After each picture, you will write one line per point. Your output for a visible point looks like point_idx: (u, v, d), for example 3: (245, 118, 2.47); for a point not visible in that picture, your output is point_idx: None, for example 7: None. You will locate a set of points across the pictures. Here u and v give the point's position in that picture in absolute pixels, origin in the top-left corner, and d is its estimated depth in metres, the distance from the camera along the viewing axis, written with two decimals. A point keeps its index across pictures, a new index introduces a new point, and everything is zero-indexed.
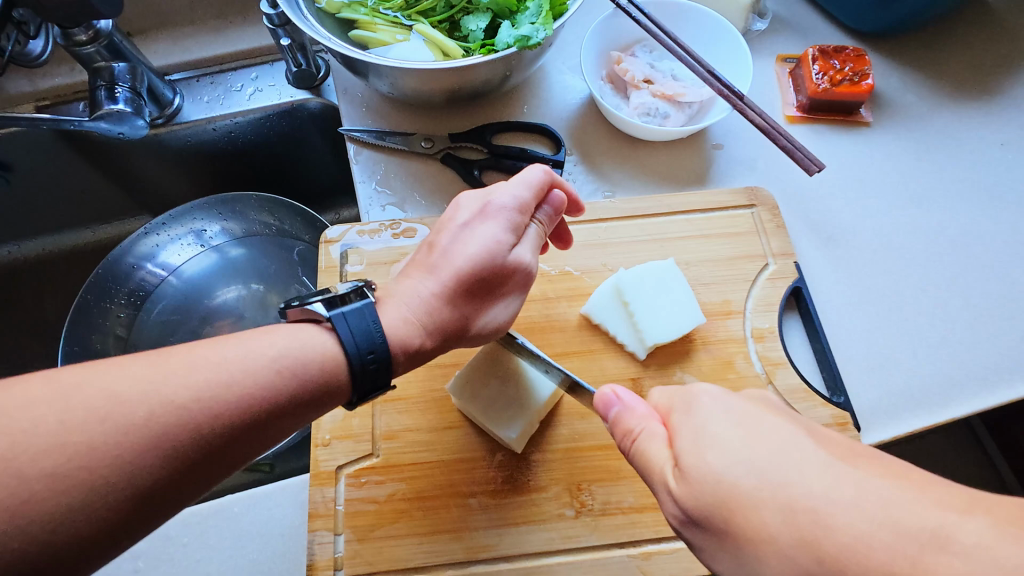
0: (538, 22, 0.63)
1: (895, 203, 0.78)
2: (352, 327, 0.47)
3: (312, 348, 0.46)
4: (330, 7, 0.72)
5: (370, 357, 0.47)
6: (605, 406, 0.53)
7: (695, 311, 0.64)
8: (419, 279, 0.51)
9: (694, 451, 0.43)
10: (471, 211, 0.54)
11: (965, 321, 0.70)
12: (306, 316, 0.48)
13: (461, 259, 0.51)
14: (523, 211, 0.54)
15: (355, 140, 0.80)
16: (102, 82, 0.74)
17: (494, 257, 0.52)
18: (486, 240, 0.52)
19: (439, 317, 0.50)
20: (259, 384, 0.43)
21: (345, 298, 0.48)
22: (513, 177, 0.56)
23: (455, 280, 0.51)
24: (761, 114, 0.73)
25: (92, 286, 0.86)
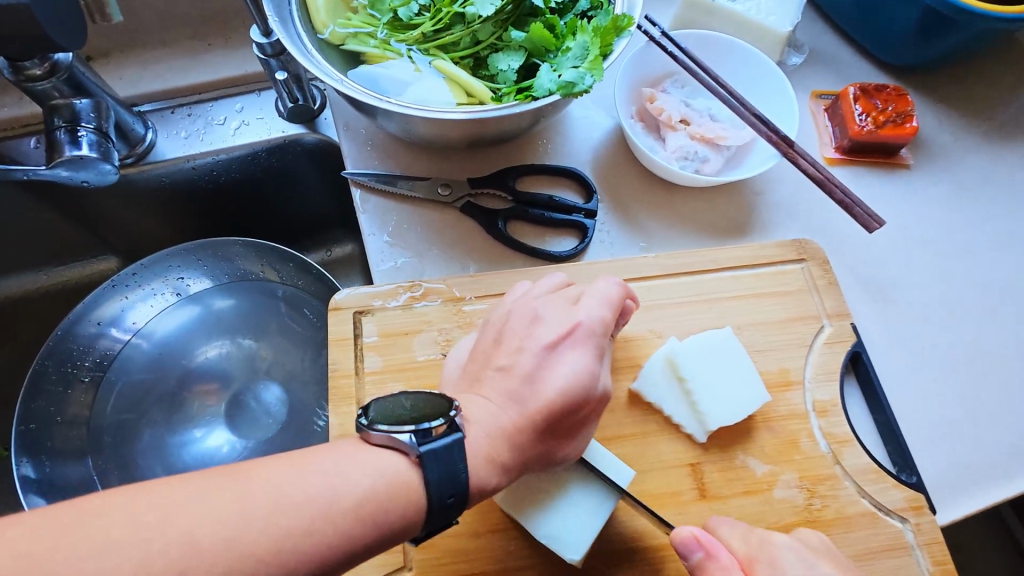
0: (583, 66, 0.56)
1: (940, 253, 0.73)
2: (440, 470, 0.40)
3: (371, 475, 0.39)
4: (335, 38, 0.64)
5: (451, 499, 0.40)
6: (684, 550, 0.42)
7: (757, 387, 0.58)
8: (501, 408, 0.45)
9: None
10: (556, 331, 0.48)
11: (1022, 382, 0.66)
12: (390, 444, 0.41)
13: (552, 390, 0.46)
14: (606, 332, 0.50)
15: (361, 185, 0.71)
16: (61, 122, 0.63)
17: (586, 389, 0.47)
18: (578, 369, 0.47)
19: (521, 452, 0.45)
20: (312, 525, 0.36)
21: (434, 429, 0.40)
22: (589, 294, 0.51)
23: (544, 413, 0.45)
24: (812, 162, 0.67)
25: (51, 352, 0.74)
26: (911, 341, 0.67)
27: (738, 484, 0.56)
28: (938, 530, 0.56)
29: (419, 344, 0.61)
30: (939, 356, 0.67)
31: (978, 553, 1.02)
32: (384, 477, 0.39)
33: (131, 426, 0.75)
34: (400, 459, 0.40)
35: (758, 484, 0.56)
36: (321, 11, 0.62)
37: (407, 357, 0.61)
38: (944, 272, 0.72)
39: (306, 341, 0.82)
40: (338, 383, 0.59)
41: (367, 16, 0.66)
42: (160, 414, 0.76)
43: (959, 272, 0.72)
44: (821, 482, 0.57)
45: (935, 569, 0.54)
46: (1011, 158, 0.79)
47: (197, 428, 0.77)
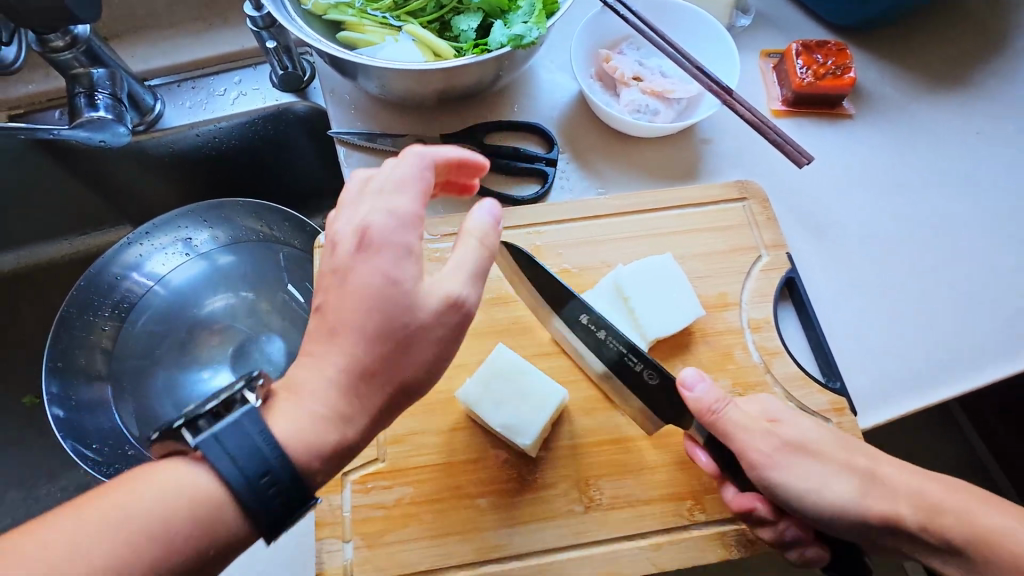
0: (531, 21, 0.63)
1: (876, 193, 0.79)
2: (231, 450, 0.39)
3: (188, 494, 0.39)
4: (317, 8, 0.72)
5: (267, 482, 0.39)
6: (686, 387, 0.54)
7: (694, 304, 0.65)
8: (315, 359, 0.43)
9: (782, 454, 0.53)
10: (350, 246, 0.44)
11: (948, 305, 0.72)
12: (178, 450, 0.41)
13: (360, 312, 0.42)
14: (405, 222, 0.44)
15: (345, 142, 0.79)
16: (81, 89, 0.72)
17: (400, 294, 0.43)
18: (383, 271, 0.43)
19: (354, 399, 0.42)
20: (147, 530, 0.37)
21: (218, 411, 0.40)
22: (344, 199, 0.47)
23: (363, 340, 0.42)
24: (749, 108, 0.73)
25: (73, 299, 0.81)
26: (846, 271, 0.74)
27: None
28: (857, 429, 0.62)
29: None
30: (871, 283, 0.73)
31: (937, 462, 1.08)
32: (184, 494, 0.39)
33: (146, 366, 0.84)
34: (195, 464, 0.40)
35: None
36: None
37: None
38: (880, 209, 0.78)
39: (302, 295, 0.91)
40: None
41: None
42: (171, 356, 0.86)
43: (894, 208, 0.78)
44: (753, 388, 0.63)
45: None
46: (949, 107, 0.85)
47: (205, 368, 0.86)
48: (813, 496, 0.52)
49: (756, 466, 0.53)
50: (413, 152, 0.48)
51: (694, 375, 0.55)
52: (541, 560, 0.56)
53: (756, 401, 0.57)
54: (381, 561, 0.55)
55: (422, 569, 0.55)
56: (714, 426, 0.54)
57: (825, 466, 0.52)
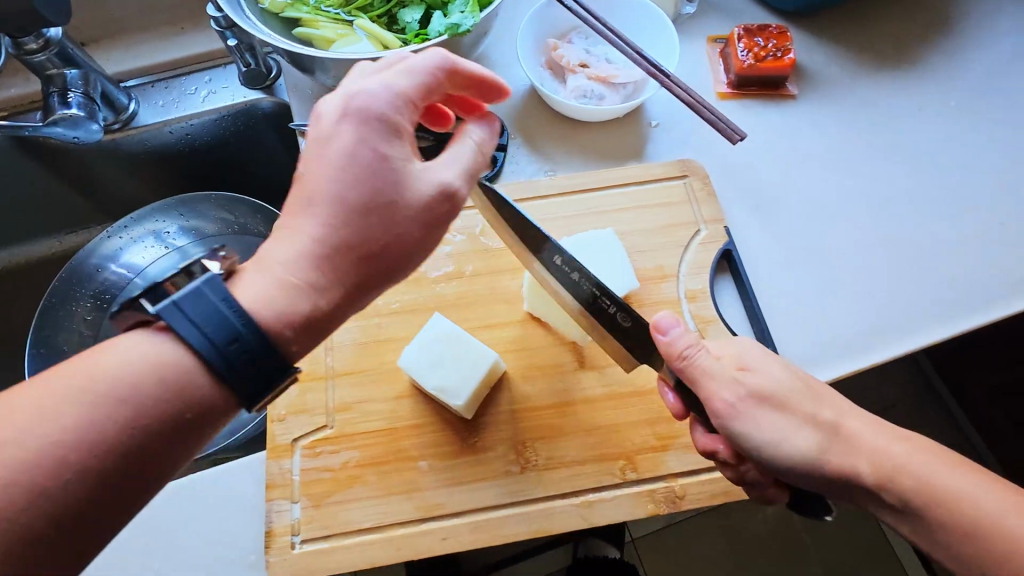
0: (466, 10, 0.68)
1: (817, 169, 0.82)
2: (190, 315, 0.40)
3: (153, 362, 0.40)
4: (274, 7, 0.75)
5: (232, 345, 0.40)
6: (661, 329, 0.54)
7: (629, 273, 0.68)
8: (287, 235, 0.44)
9: (749, 404, 0.52)
10: (325, 116, 0.46)
11: (884, 276, 0.75)
12: (138, 321, 0.42)
13: (330, 177, 0.44)
14: (393, 103, 0.45)
15: (308, 135, 0.82)
16: (55, 89, 0.77)
17: (363, 162, 0.44)
18: (349, 146, 0.44)
19: (328, 271, 0.44)
20: (116, 400, 0.39)
21: (169, 285, 0.41)
22: (391, 67, 0.48)
23: (334, 231, 0.44)
24: (685, 90, 0.76)
25: (55, 290, 0.87)
26: (785, 245, 0.77)
27: None
28: None
29: None
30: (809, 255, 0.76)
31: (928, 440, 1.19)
32: (149, 361, 0.40)
33: None
34: (151, 329, 0.41)
35: None
36: None
37: None
38: (820, 185, 0.81)
39: None
40: None
41: None
42: None
43: (836, 184, 0.81)
44: None
45: None
46: (892, 85, 0.87)
47: None
48: (771, 448, 0.52)
49: (720, 414, 0.53)
50: (430, 52, 0.47)
51: (670, 320, 0.55)
52: (479, 517, 0.59)
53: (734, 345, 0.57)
54: (326, 520, 0.59)
55: (366, 526, 0.59)
56: (684, 371, 0.54)
57: (788, 419, 0.52)
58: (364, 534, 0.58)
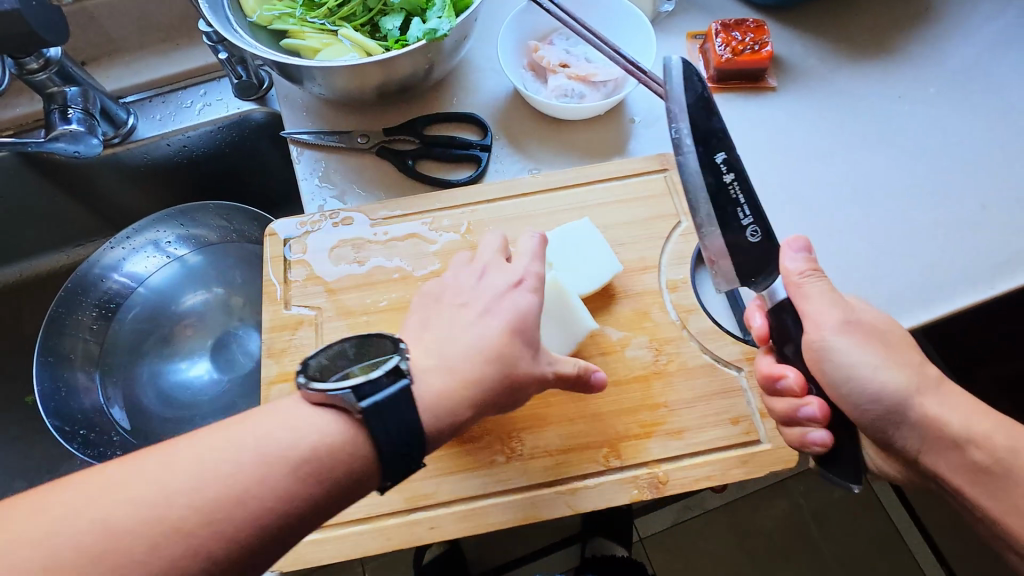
0: (444, 16, 0.72)
1: (797, 160, 0.83)
2: (386, 422, 0.43)
3: (319, 452, 0.43)
4: (262, 20, 0.79)
5: (401, 448, 0.44)
6: (796, 247, 0.58)
7: (611, 259, 0.69)
8: (457, 333, 0.53)
9: (852, 329, 0.55)
10: (508, 276, 0.59)
11: (863, 261, 0.77)
12: (329, 402, 0.44)
13: (503, 318, 0.54)
14: (536, 276, 0.60)
15: (299, 142, 0.85)
16: (55, 106, 0.80)
17: (529, 313, 0.55)
18: (511, 301, 0.56)
19: (484, 382, 0.51)
20: (232, 497, 0.39)
21: (382, 380, 0.44)
22: (520, 248, 0.63)
23: (493, 349, 0.52)
24: (663, 85, 0.78)
25: (62, 300, 0.88)
26: None
27: (597, 346, 0.67)
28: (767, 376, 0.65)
29: (336, 257, 0.74)
30: None
31: None
32: (306, 441, 0.43)
33: (131, 359, 0.92)
34: (343, 416, 0.44)
35: (613, 345, 0.67)
36: None
37: (326, 266, 0.74)
38: (799, 175, 0.82)
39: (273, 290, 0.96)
40: (270, 290, 0.73)
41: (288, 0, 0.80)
42: (154, 348, 0.93)
43: (816, 173, 0.83)
44: (667, 342, 0.67)
45: (761, 405, 0.64)
46: (870, 75, 0.88)
47: (184, 359, 0.93)
48: (858, 375, 0.54)
49: (823, 330, 0.55)
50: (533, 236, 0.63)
51: (800, 245, 0.58)
52: (465, 507, 0.60)
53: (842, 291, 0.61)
54: None
55: (356, 517, 0.60)
56: (796, 292, 0.58)
57: (896, 369, 0.54)
58: (354, 525, 0.60)
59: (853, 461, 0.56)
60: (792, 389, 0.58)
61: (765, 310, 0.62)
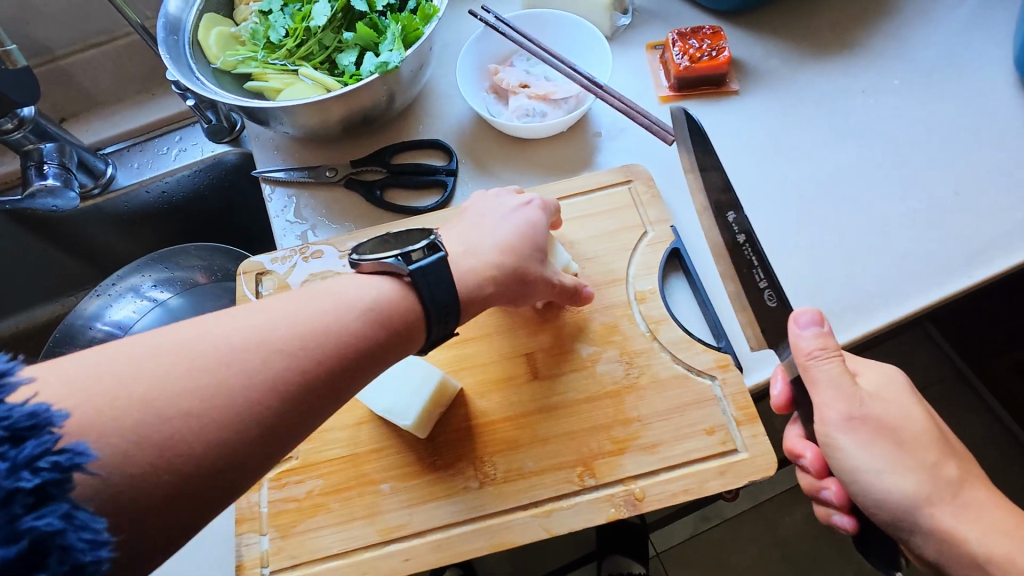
0: (394, 48, 0.75)
1: (764, 160, 0.83)
2: (429, 284, 0.50)
3: (382, 300, 0.49)
4: (225, 65, 0.80)
5: (443, 309, 0.51)
6: (807, 322, 0.57)
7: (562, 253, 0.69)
8: (481, 236, 0.59)
9: (866, 424, 0.53)
10: (516, 201, 0.63)
11: (841, 257, 0.76)
12: (381, 270, 0.50)
13: (514, 231, 0.59)
14: (546, 210, 0.64)
15: (270, 180, 0.86)
16: (32, 163, 0.82)
17: (534, 232, 0.60)
18: (520, 221, 0.61)
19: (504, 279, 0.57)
20: (316, 332, 0.45)
21: (415, 254, 0.50)
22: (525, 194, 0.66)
23: (510, 249, 0.58)
24: (620, 97, 0.79)
25: (51, 349, 0.91)
26: None
27: (567, 363, 0.66)
28: (742, 383, 0.64)
29: None
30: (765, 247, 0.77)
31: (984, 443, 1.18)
32: (368, 295, 0.49)
33: None
34: (390, 280, 0.50)
35: (583, 361, 0.66)
36: (211, 47, 0.80)
37: None
38: (769, 176, 0.82)
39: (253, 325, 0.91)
40: None
41: (251, 45, 0.83)
42: None
43: (784, 172, 0.82)
44: (638, 355, 0.66)
45: (737, 413, 0.63)
46: (834, 71, 0.88)
47: None
48: (868, 476, 0.52)
49: (826, 422, 0.54)
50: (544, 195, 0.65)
51: (811, 320, 0.57)
52: (439, 536, 0.60)
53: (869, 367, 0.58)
54: (293, 549, 0.60)
55: (330, 553, 0.60)
56: (803, 370, 0.56)
57: (902, 453, 0.52)
58: (329, 561, 0.59)
59: (885, 553, 0.53)
60: (811, 469, 0.58)
61: (788, 378, 0.61)
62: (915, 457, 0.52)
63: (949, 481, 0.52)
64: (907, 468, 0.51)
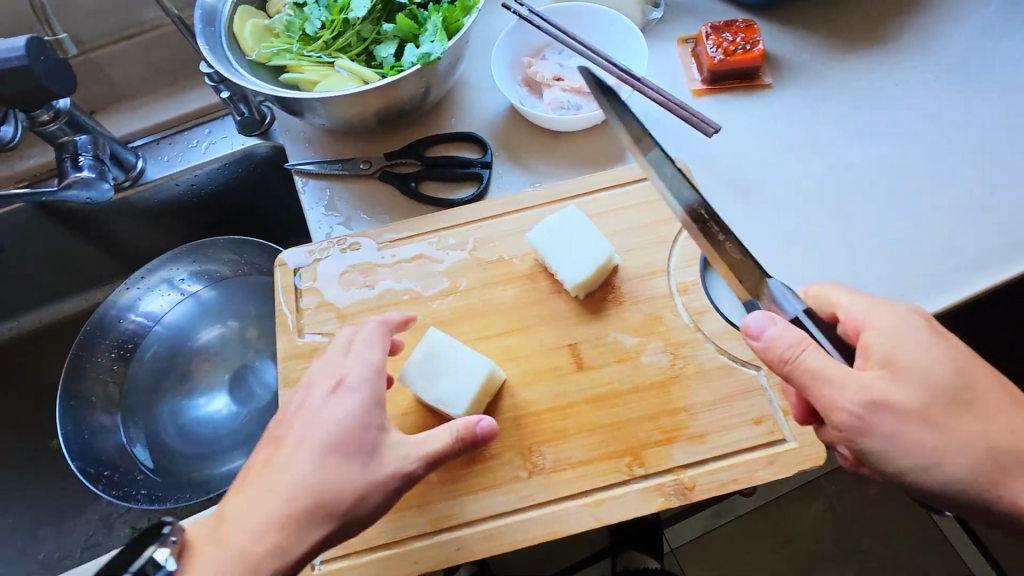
0: (435, 39, 0.74)
1: (798, 153, 0.83)
2: None
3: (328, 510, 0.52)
4: (260, 57, 0.80)
5: None
6: (760, 329, 0.54)
7: (602, 242, 0.69)
8: (307, 448, 0.54)
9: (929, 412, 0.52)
10: (353, 367, 0.58)
11: (879, 249, 0.76)
12: None
13: (337, 424, 0.54)
14: (377, 371, 0.58)
15: (302, 172, 0.86)
16: (67, 155, 0.82)
17: (358, 424, 0.54)
18: (342, 415, 0.55)
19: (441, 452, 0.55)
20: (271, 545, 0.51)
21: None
22: (363, 345, 0.60)
23: (336, 437, 0.53)
24: (657, 89, 0.79)
25: (82, 343, 0.90)
26: (776, 231, 0.78)
27: (611, 354, 0.66)
28: None
29: (345, 283, 0.75)
30: (802, 239, 0.78)
31: None
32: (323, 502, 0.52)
33: (149, 401, 0.92)
34: None
35: (627, 352, 0.67)
36: (247, 39, 0.79)
37: (338, 292, 0.75)
38: (803, 169, 0.82)
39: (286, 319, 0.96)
40: (285, 319, 0.74)
41: (286, 38, 0.83)
42: (172, 387, 0.94)
43: (819, 165, 0.82)
44: (682, 345, 0.66)
45: (785, 403, 0.63)
46: (866, 65, 0.89)
47: (202, 395, 0.93)
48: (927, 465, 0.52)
49: (844, 428, 0.52)
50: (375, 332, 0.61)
51: (762, 324, 0.54)
52: (490, 526, 0.60)
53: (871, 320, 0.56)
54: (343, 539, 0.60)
55: (381, 543, 0.60)
56: (791, 375, 0.53)
57: (960, 442, 0.52)
58: (379, 551, 0.59)
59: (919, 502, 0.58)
60: None
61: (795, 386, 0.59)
62: (972, 444, 0.52)
63: (1003, 458, 0.53)
64: (959, 439, 0.52)
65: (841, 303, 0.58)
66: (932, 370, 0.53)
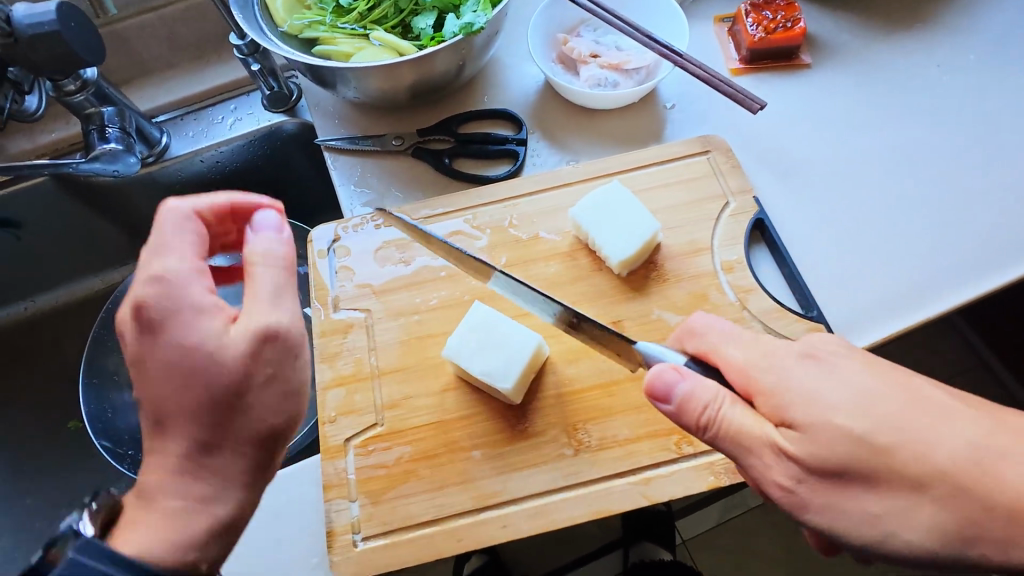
0: (478, 10, 0.73)
1: (838, 134, 0.82)
2: None
3: None
4: (293, 28, 0.78)
5: None
6: (667, 387, 0.50)
7: (649, 218, 0.68)
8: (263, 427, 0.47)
9: None
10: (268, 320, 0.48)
11: (925, 230, 0.75)
12: None
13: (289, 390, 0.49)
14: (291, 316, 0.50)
15: (331, 148, 0.84)
16: (94, 126, 0.81)
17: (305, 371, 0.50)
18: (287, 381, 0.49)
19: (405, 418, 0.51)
20: None
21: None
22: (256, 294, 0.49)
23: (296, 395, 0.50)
24: (698, 65, 0.78)
25: (104, 321, 0.89)
26: (818, 211, 0.77)
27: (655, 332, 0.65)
28: None
29: (381, 259, 0.72)
30: (845, 220, 0.76)
31: None
32: None
33: None
34: None
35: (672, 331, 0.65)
36: (279, 9, 0.77)
37: (374, 269, 0.72)
38: (844, 149, 0.81)
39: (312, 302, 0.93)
40: (320, 295, 0.71)
41: (318, 10, 0.81)
42: None
43: (860, 146, 0.81)
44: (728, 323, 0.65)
45: None
46: (906, 46, 0.87)
47: None
48: None
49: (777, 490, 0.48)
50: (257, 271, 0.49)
51: (668, 382, 0.50)
52: (535, 503, 0.59)
53: (760, 354, 0.51)
54: (385, 516, 0.59)
55: (423, 520, 0.58)
56: (714, 437, 0.49)
57: None
58: (421, 529, 0.58)
59: None
60: None
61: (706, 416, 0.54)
62: None
63: None
64: (899, 493, 0.44)
65: (716, 345, 0.53)
66: (874, 386, 0.47)
